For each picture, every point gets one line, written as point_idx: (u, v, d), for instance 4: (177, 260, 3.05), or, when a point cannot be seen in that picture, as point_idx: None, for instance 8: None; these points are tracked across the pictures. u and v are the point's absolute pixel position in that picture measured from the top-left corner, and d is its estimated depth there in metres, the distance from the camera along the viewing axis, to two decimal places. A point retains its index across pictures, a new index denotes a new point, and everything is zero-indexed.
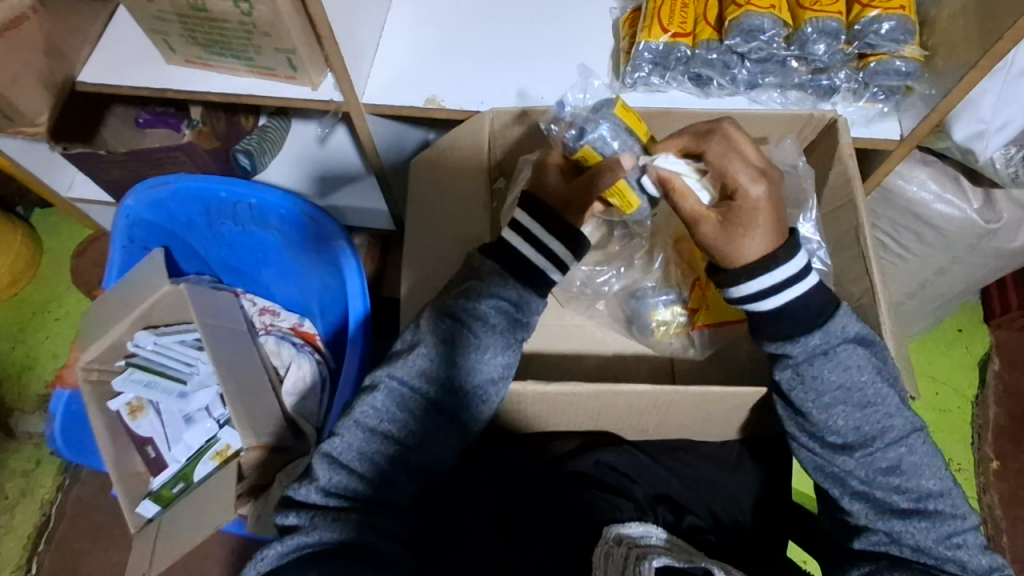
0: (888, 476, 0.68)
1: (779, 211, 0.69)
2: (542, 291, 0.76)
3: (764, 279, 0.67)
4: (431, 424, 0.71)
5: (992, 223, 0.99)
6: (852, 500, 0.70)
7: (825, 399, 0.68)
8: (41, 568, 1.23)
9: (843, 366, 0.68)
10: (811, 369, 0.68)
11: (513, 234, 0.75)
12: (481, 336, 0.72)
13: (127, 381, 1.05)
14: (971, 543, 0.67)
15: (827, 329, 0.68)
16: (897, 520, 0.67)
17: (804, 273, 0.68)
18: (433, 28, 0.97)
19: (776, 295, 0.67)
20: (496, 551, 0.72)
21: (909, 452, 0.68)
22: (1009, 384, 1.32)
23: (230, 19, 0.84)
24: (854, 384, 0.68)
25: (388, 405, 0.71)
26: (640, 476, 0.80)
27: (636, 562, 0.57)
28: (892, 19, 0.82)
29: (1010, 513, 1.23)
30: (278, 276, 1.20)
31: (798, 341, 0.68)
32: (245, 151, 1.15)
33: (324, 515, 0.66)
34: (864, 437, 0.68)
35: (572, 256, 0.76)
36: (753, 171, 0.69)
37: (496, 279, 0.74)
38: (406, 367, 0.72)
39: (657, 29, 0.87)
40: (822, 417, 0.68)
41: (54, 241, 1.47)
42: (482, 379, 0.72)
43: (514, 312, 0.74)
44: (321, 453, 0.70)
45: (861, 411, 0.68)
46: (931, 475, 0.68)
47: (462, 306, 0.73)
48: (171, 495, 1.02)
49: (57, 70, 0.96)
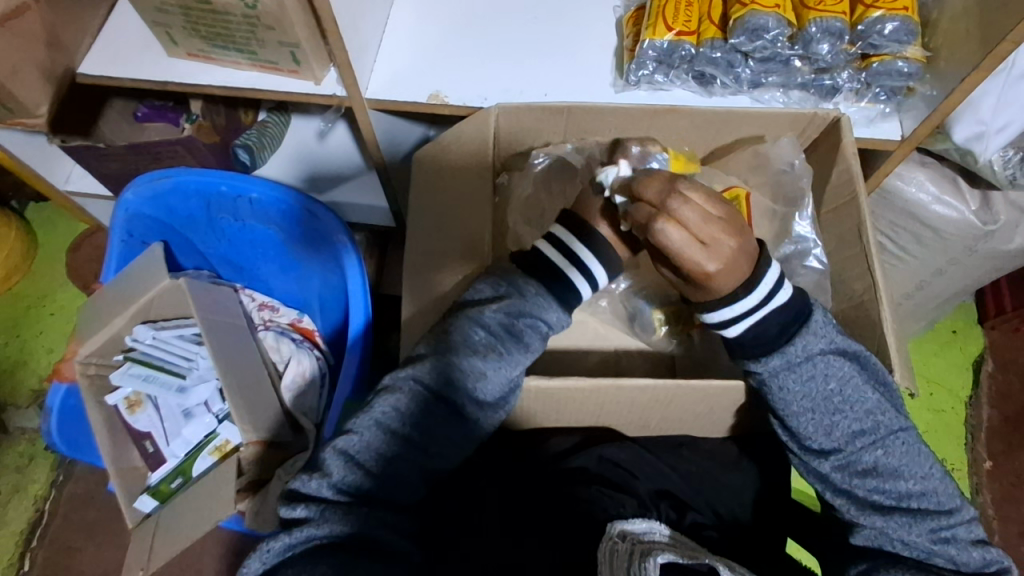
0: (866, 477, 0.69)
1: (742, 250, 0.67)
2: (571, 307, 0.76)
3: (712, 314, 0.70)
4: (454, 430, 0.72)
5: (989, 225, 1.00)
6: (834, 496, 0.71)
7: (792, 407, 0.70)
8: (34, 564, 1.22)
9: (808, 377, 0.69)
10: (781, 379, 0.69)
11: (547, 245, 0.75)
12: (507, 346, 0.73)
13: (125, 376, 1.03)
14: (961, 537, 0.67)
15: (786, 352, 0.69)
16: (878, 516, 0.68)
17: (764, 301, 0.68)
18: (436, 24, 0.97)
19: (735, 324, 0.69)
20: (498, 541, 0.73)
21: (886, 454, 0.69)
22: (1003, 384, 1.33)
23: (234, 12, 0.84)
24: (822, 393, 0.69)
25: (410, 406, 0.72)
26: (642, 472, 0.81)
27: (641, 558, 0.57)
28: (896, 19, 0.83)
29: (1002, 512, 1.24)
30: (278, 271, 1.19)
31: (760, 361, 0.69)
32: (245, 146, 1.16)
33: (335, 508, 0.66)
34: (836, 443, 0.70)
35: (606, 276, 0.75)
36: (698, 243, 0.65)
37: (517, 284, 0.75)
38: (431, 371, 0.72)
39: (662, 27, 0.87)
40: (795, 423, 0.71)
41: (48, 234, 1.46)
42: (504, 391, 0.73)
43: (537, 326, 0.74)
44: (336, 449, 0.70)
45: (832, 418, 0.69)
46: (911, 477, 0.68)
47: (489, 315, 0.74)
48: (170, 490, 1.01)
49: (57, 61, 0.93)
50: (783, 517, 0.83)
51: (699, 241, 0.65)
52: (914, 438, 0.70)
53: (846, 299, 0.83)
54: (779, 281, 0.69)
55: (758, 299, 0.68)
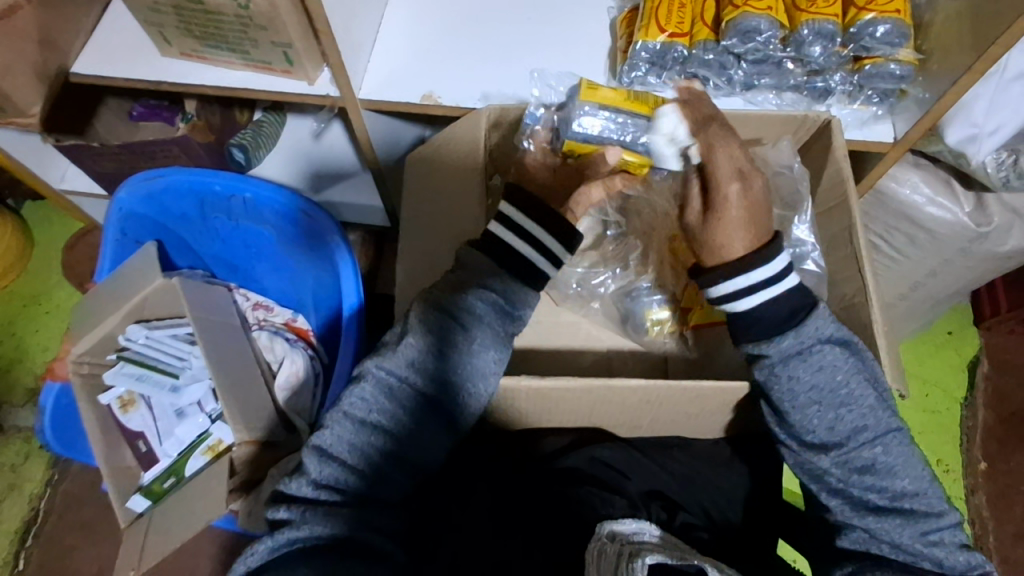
0: (862, 475, 0.69)
1: (759, 212, 0.70)
2: (538, 287, 0.76)
3: (725, 284, 0.70)
4: (425, 417, 0.72)
5: (983, 227, 1.00)
6: (829, 496, 0.71)
7: (799, 399, 0.69)
8: (29, 563, 1.22)
9: (816, 368, 0.69)
10: (785, 369, 0.69)
11: (505, 230, 0.76)
12: (473, 330, 0.73)
13: (118, 375, 1.04)
14: (949, 541, 0.67)
15: (800, 331, 0.69)
16: (872, 517, 0.68)
17: (777, 278, 0.69)
18: (430, 24, 0.97)
19: (750, 295, 0.69)
20: (489, 539, 0.72)
21: (884, 452, 0.69)
22: (998, 386, 1.33)
23: (226, 12, 0.83)
24: (826, 384, 0.69)
25: (377, 396, 0.72)
26: (634, 473, 0.81)
27: (629, 559, 0.57)
28: (887, 23, 0.83)
29: (997, 513, 1.24)
30: (272, 270, 1.20)
31: (773, 342, 0.69)
32: (240, 145, 1.16)
33: (315, 509, 0.67)
34: (838, 438, 0.69)
35: (567, 250, 0.77)
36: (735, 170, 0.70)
37: (486, 272, 0.75)
38: (396, 359, 0.72)
39: (655, 28, 0.87)
40: (797, 416, 0.70)
41: (44, 232, 1.46)
42: (473, 373, 0.73)
43: (505, 306, 0.74)
44: (311, 446, 0.71)
45: (836, 412, 0.69)
46: (907, 476, 0.69)
47: (455, 300, 0.73)
48: (162, 489, 1.01)
49: (50, 60, 0.93)
50: (774, 519, 0.83)
51: (738, 167, 0.70)
52: (910, 440, 0.70)
53: (838, 302, 0.83)
54: (789, 267, 0.70)
55: (775, 269, 0.69)
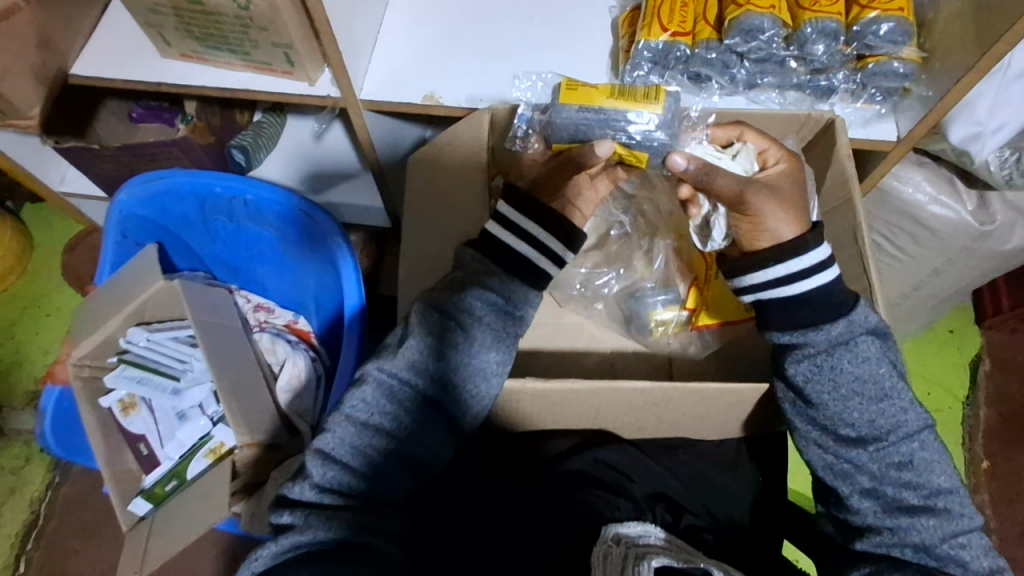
0: (899, 471, 0.69)
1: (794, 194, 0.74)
2: (539, 287, 0.75)
3: (776, 268, 0.70)
4: (424, 418, 0.72)
5: (986, 225, 0.99)
6: (859, 498, 0.70)
7: (842, 390, 0.69)
8: (30, 567, 1.22)
9: (862, 358, 0.70)
10: (831, 358, 0.70)
11: (513, 236, 0.75)
12: (472, 330, 0.73)
13: (119, 378, 1.04)
14: (976, 544, 0.68)
15: (851, 319, 0.70)
16: (905, 517, 0.68)
17: (824, 265, 0.70)
18: (431, 24, 0.96)
19: (801, 279, 0.70)
20: (513, 549, 0.73)
21: (921, 447, 0.70)
22: (1001, 384, 1.32)
23: (227, 12, 0.83)
24: (870, 376, 0.70)
25: (377, 399, 0.72)
26: (638, 476, 0.81)
27: (636, 561, 0.57)
28: (891, 20, 0.82)
29: (1001, 512, 1.24)
30: (273, 272, 1.19)
31: (823, 329, 0.69)
32: (240, 146, 1.14)
33: (319, 514, 0.67)
34: (878, 431, 0.70)
35: (569, 251, 0.76)
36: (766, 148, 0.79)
37: (484, 273, 0.75)
38: (396, 361, 0.72)
39: (657, 27, 0.86)
40: (837, 408, 0.70)
41: (44, 235, 1.45)
42: (473, 374, 0.72)
43: (505, 307, 0.74)
44: (314, 451, 0.71)
45: (878, 405, 0.69)
46: (942, 472, 0.70)
47: (454, 300, 0.73)
48: (165, 492, 1.01)
49: (50, 61, 0.92)
50: (779, 520, 0.83)
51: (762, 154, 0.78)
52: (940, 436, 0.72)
53: None
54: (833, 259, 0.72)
55: (827, 254, 0.70)
